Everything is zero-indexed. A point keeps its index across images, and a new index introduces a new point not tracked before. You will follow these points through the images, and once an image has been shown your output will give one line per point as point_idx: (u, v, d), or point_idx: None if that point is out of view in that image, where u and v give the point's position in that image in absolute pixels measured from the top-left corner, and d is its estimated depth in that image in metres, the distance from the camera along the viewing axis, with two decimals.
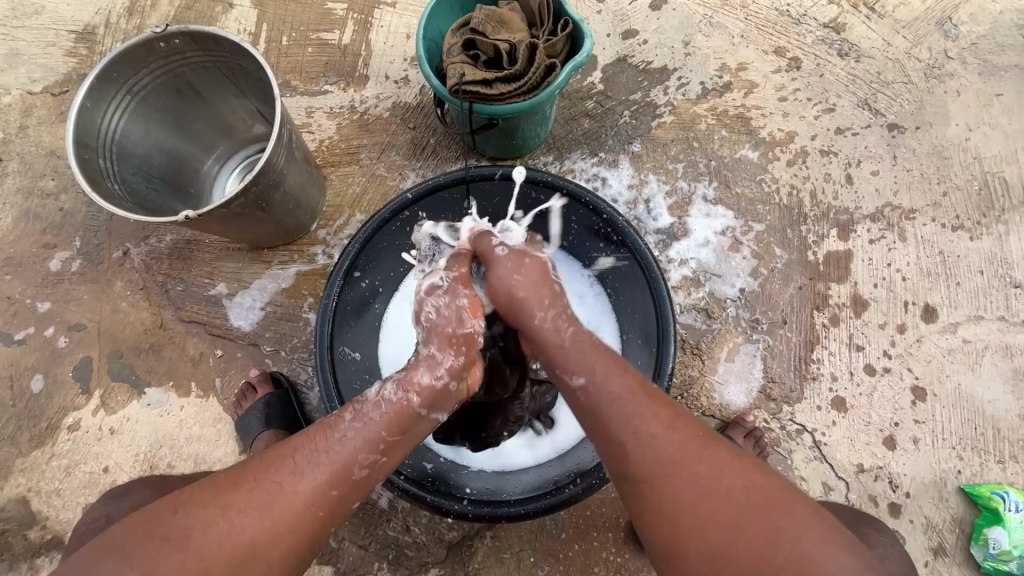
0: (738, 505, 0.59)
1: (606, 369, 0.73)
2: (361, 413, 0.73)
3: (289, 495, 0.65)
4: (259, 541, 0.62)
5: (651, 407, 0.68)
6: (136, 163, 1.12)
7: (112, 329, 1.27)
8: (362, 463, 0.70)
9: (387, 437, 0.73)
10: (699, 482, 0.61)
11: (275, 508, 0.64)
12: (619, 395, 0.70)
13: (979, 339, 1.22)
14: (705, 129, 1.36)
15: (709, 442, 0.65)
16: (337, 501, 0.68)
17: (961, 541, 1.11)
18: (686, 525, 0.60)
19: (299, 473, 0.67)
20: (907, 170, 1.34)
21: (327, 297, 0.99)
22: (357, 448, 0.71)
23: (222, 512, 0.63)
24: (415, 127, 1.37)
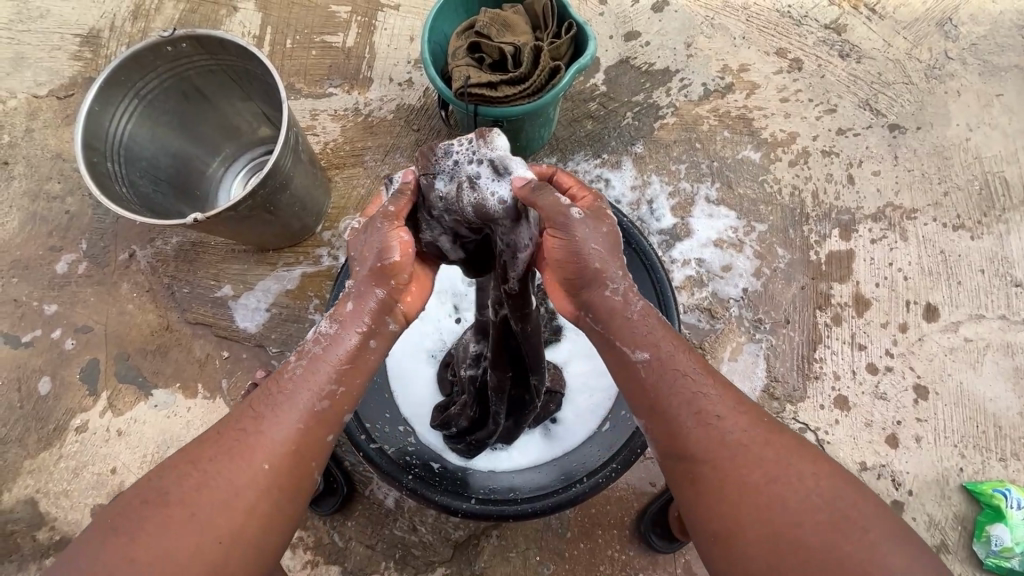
0: (809, 500, 0.55)
1: (667, 342, 0.62)
2: (305, 351, 0.65)
3: (257, 443, 0.61)
4: (235, 494, 0.59)
5: (716, 390, 0.60)
6: (143, 166, 1.13)
7: (119, 331, 1.28)
8: (323, 395, 0.63)
9: (343, 376, 0.65)
10: (770, 476, 0.56)
11: (241, 465, 0.60)
12: (682, 373, 0.61)
13: (980, 338, 1.23)
14: (708, 130, 1.37)
15: (775, 432, 0.59)
16: (309, 438, 0.63)
17: (964, 538, 1.11)
18: (748, 518, 0.55)
19: (262, 421, 0.62)
20: (909, 169, 1.35)
21: (334, 297, 1.00)
22: (314, 384, 0.63)
23: (197, 468, 0.60)
24: (419, 129, 1.37)
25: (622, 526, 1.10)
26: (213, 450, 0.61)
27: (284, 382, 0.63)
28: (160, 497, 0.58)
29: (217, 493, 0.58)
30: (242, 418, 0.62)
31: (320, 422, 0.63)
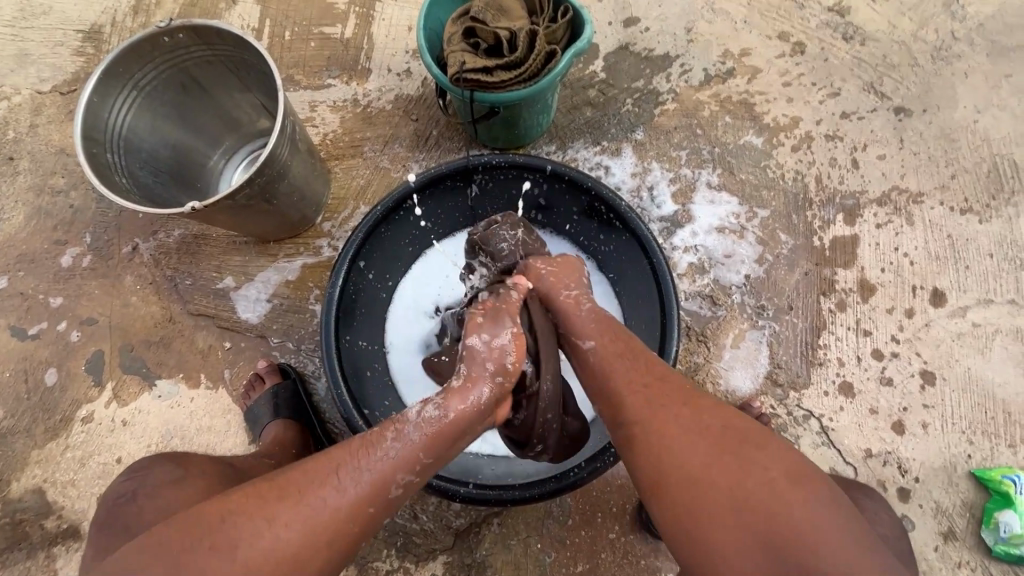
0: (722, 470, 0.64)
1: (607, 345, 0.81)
2: (403, 434, 0.73)
3: (343, 501, 0.67)
4: (313, 534, 0.65)
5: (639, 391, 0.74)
6: (143, 158, 1.14)
7: (123, 322, 1.29)
8: (412, 471, 0.73)
9: (429, 453, 0.74)
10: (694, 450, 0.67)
11: (308, 531, 0.64)
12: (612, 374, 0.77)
13: (989, 323, 1.21)
14: (709, 116, 1.36)
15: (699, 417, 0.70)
16: (385, 503, 0.70)
17: (972, 525, 1.10)
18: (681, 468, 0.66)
19: (352, 482, 0.69)
20: (915, 153, 1.32)
21: (332, 285, 0.99)
22: (408, 453, 0.73)
23: (282, 506, 0.65)
24: (417, 118, 1.37)
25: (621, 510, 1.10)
26: (282, 500, 0.66)
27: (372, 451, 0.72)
28: (251, 513, 0.65)
29: (303, 528, 0.64)
30: (318, 483, 0.68)
31: (388, 496, 0.71)
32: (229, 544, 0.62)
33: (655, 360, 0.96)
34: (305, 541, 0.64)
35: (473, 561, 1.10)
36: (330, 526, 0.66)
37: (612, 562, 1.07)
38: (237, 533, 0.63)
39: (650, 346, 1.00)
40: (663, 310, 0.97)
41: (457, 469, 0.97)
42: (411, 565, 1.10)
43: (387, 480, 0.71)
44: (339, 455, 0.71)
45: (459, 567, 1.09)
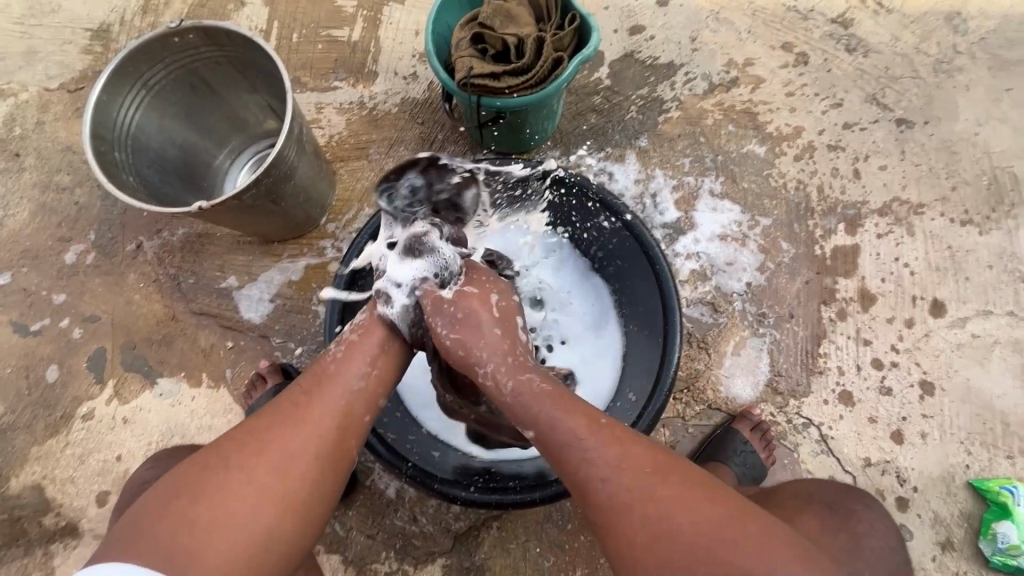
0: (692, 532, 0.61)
1: (552, 415, 0.73)
2: (350, 345, 0.83)
3: (313, 414, 0.73)
4: (296, 452, 0.69)
5: (600, 437, 0.69)
6: (151, 156, 1.15)
7: (125, 320, 1.30)
8: (362, 376, 0.79)
9: (376, 360, 0.82)
10: (651, 514, 0.63)
11: (298, 436, 0.70)
12: (568, 438, 0.70)
13: (988, 334, 1.21)
14: (712, 125, 1.37)
15: (656, 470, 0.66)
16: (347, 414, 0.76)
17: (969, 535, 1.10)
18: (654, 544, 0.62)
19: (317, 399, 0.75)
20: (916, 164, 1.33)
21: (335, 286, 0.99)
22: (359, 359, 0.81)
23: (257, 439, 0.69)
24: (423, 122, 1.38)
25: None
26: (269, 425, 0.71)
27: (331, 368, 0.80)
28: (237, 452, 0.68)
29: (283, 446, 0.69)
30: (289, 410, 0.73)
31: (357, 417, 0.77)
32: (215, 483, 0.65)
33: (657, 366, 0.97)
34: (278, 472, 0.67)
35: (471, 565, 1.10)
36: (311, 439, 0.71)
37: (611, 567, 1.08)
38: (228, 473, 0.66)
39: (652, 353, 1.01)
40: (666, 316, 0.98)
41: (458, 471, 0.97)
42: (409, 567, 1.10)
43: (352, 387, 0.78)
44: (309, 379, 0.78)
45: (457, 570, 1.09)
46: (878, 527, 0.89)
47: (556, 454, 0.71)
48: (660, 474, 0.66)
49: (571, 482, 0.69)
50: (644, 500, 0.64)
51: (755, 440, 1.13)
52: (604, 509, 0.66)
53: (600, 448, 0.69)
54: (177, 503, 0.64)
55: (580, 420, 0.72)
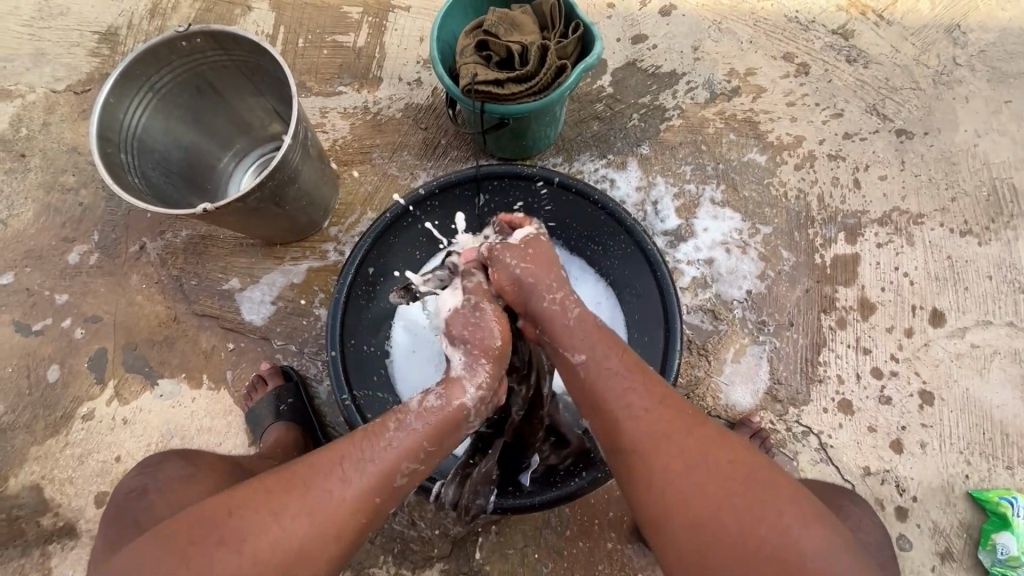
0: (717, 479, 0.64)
1: (604, 350, 0.78)
2: (405, 423, 0.74)
3: (336, 502, 0.66)
4: (308, 546, 0.63)
5: (642, 383, 0.74)
6: (156, 159, 1.15)
7: (127, 321, 1.30)
8: (404, 466, 0.71)
9: (427, 445, 0.74)
10: (686, 449, 0.67)
11: (315, 527, 0.64)
12: (614, 372, 0.76)
13: (987, 345, 1.22)
14: (713, 133, 1.38)
15: (694, 420, 0.70)
16: (377, 508, 0.69)
17: (969, 546, 1.09)
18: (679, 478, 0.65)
19: (346, 481, 0.67)
20: (916, 175, 1.34)
21: (338, 289, 1.00)
22: (410, 444, 0.72)
23: (274, 516, 0.63)
24: (427, 127, 1.39)
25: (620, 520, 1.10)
26: (287, 498, 0.65)
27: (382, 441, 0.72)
28: (249, 527, 0.62)
29: (297, 535, 0.63)
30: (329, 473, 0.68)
31: (393, 485, 0.71)
32: (218, 558, 0.60)
33: (657, 374, 0.97)
34: (285, 563, 0.61)
35: (470, 570, 1.09)
36: (324, 535, 0.64)
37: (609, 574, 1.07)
38: (233, 553, 0.60)
39: (653, 361, 1.01)
40: (668, 324, 0.98)
41: (457, 475, 0.98)
42: (407, 571, 1.10)
43: (380, 475, 0.69)
44: (350, 451, 0.70)
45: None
46: (874, 531, 0.91)
47: (595, 394, 0.75)
48: (695, 425, 0.70)
49: (603, 411, 0.73)
50: (679, 444, 0.67)
51: (755, 449, 1.13)
52: (636, 439, 0.69)
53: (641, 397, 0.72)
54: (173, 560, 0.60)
55: (631, 364, 0.77)
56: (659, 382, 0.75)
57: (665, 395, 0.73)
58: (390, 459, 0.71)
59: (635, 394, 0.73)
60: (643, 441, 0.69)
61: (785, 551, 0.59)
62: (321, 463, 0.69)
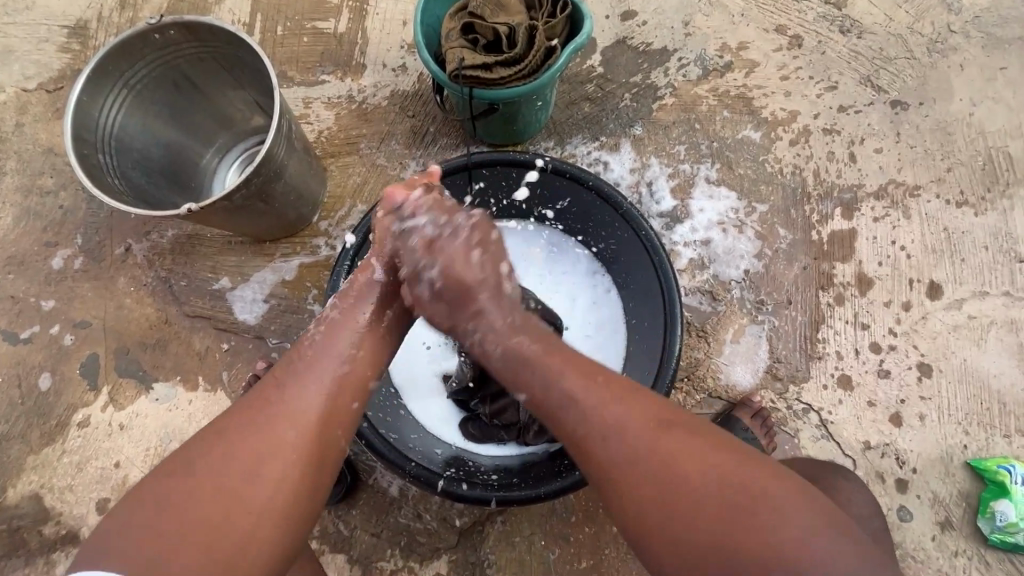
0: (700, 495, 0.62)
1: (561, 366, 0.72)
2: (329, 322, 0.78)
3: (285, 407, 0.69)
4: (267, 449, 0.66)
5: (603, 398, 0.69)
6: (135, 157, 1.12)
7: (117, 325, 1.28)
8: (345, 361, 0.74)
9: (360, 342, 0.77)
10: (657, 469, 0.64)
11: (272, 430, 0.67)
12: (571, 394, 0.70)
13: (985, 315, 1.22)
14: (707, 111, 1.35)
15: (662, 428, 0.67)
16: (331, 399, 0.71)
17: (968, 514, 1.10)
18: (665, 503, 0.63)
19: (288, 388, 0.70)
20: (911, 146, 1.33)
21: (332, 287, 0.99)
22: (340, 345, 0.75)
23: (226, 436, 0.66)
24: (414, 115, 1.36)
25: None
26: (238, 416, 0.68)
27: (310, 353, 0.74)
28: (208, 449, 0.65)
29: (253, 445, 0.66)
30: (266, 391, 0.71)
31: (345, 386, 0.73)
32: (184, 485, 0.63)
33: (659, 354, 0.97)
34: (252, 469, 0.64)
35: (477, 559, 1.10)
36: (283, 436, 0.67)
37: (616, 557, 1.08)
38: (195, 480, 0.63)
39: (652, 345, 1.01)
40: (669, 307, 0.97)
41: (463, 468, 0.97)
42: (415, 564, 1.10)
43: (329, 378, 0.72)
44: (287, 366, 0.73)
45: (463, 565, 1.09)
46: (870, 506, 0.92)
47: (553, 414, 0.70)
48: (664, 434, 0.66)
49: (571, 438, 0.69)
50: (655, 460, 0.65)
51: (757, 428, 1.13)
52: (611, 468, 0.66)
53: (606, 410, 0.68)
54: (148, 503, 0.62)
55: (579, 373, 0.71)
56: (619, 385, 0.71)
57: (630, 406, 0.68)
58: (345, 367, 0.74)
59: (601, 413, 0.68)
60: (618, 461, 0.66)
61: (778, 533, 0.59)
62: (269, 398, 0.69)
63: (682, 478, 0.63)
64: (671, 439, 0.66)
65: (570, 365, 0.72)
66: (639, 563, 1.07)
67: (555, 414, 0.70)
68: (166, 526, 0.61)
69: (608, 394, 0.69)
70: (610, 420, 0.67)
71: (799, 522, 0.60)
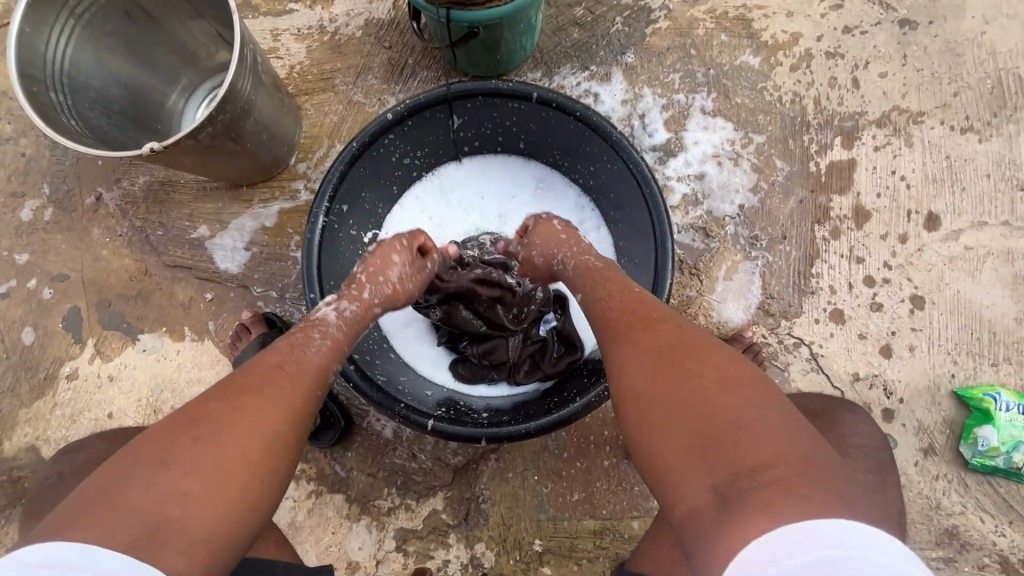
0: (674, 366, 0.66)
1: (600, 282, 0.84)
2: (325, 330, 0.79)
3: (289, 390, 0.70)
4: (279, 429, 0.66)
5: (625, 298, 0.79)
6: (92, 98, 1.04)
7: (96, 277, 1.24)
8: (335, 361, 0.78)
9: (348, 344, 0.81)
10: (648, 344, 0.71)
11: (282, 411, 0.67)
12: (602, 293, 0.82)
13: (981, 246, 1.20)
14: (703, 35, 1.27)
15: (667, 324, 0.73)
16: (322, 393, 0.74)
17: (952, 441, 1.12)
18: (642, 373, 0.68)
19: (292, 375, 0.71)
20: (918, 70, 1.26)
21: (309, 230, 0.92)
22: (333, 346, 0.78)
23: (235, 409, 0.65)
24: (390, 46, 1.27)
25: (617, 440, 1.12)
26: (243, 395, 0.66)
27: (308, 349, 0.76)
28: (215, 424, 0.63)
29: (268, 422, 0.65)
30: (271, 372, 0.70)
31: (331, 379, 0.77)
32: (197, 455, 0.60)
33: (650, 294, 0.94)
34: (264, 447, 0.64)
35: (472, 495, 1.12)
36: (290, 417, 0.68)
37: (608, 490, 1.10)
38: (210, 451, 0.61)
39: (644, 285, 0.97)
40: (660, 243, 0.93)
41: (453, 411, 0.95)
42: (412, 501, 1.13)
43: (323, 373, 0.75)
44: (288, 353, 0.74)
45: (459, 501, 1.12)
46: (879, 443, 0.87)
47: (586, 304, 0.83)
48: (665, 327, 0.72)
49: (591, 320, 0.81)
50: (648, 338, 0.71)
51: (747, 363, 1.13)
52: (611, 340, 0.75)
53: (621, 305, 0.78)
54: (154, 473, 0.58)
55: (615, 284, 0.82)
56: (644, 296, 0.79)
57: (648, 309, 0.76)
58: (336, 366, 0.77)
59: (615, 305, 0.79)
60: (616, 332, 0.75)
61: (728, 413, 0.60)
62: (276, 382, 0.69)
63: (665, 356, 0.68)
64: (667, 332, 0.71)
65: (609, 276, 0.84)
66: (630, 495, 1.10)
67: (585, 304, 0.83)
68: (178, 498, 0.57)
69: (631, 298, 0.79)
70: (621, 310, 0.77)
71: (756, 416, 0.59)
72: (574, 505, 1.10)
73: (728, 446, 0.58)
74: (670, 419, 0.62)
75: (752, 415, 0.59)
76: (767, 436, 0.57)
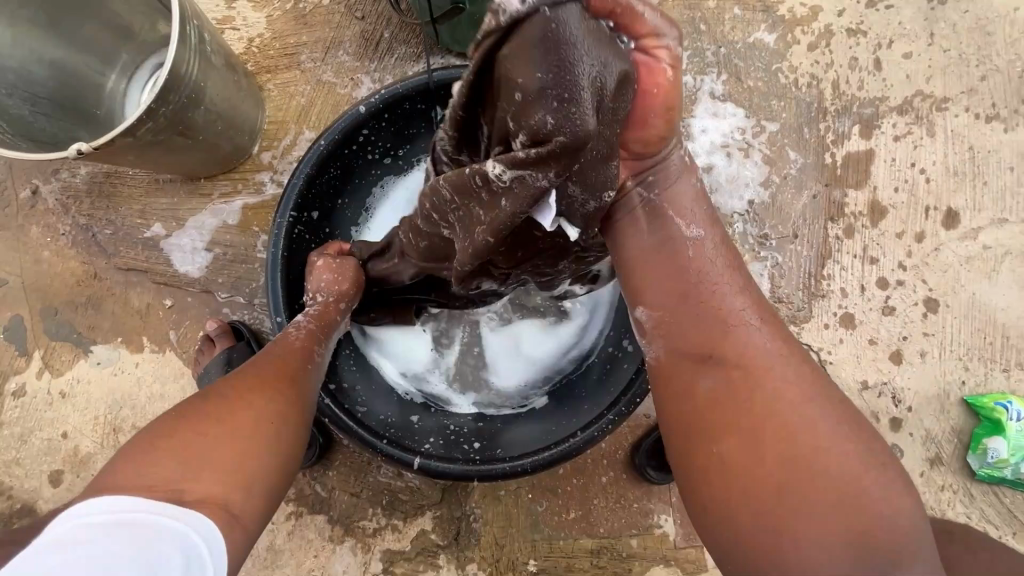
0: (793, 411, 0.53)
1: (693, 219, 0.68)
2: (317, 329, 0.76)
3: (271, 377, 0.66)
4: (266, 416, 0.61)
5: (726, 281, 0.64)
6: (9, 80, 0.91)
7: (39, 282, 1.11)
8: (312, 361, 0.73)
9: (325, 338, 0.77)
10: (770, 366, 0.57)
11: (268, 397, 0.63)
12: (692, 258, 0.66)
13: (1001, 245, 1.13)
14: (714, 8, 1.14)
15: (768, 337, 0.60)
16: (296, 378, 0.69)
17: (959, 450, 1.08)
18: (751, 413, 0.54)
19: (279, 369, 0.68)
20: (944, 50, 1.15)
21: (273, 245, 0.80)
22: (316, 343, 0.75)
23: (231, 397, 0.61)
24: (363, 16, 1.12)
25: (616, 455, 1.05)
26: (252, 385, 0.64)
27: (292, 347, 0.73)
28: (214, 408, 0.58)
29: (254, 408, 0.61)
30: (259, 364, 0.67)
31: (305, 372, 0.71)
32: (195, 432, 0.55)
33: None
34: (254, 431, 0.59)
35: (463, 514, 1.06)
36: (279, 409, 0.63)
37: (606, 507, 1.05)
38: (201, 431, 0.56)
39: None
40: None
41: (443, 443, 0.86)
42: (399, 521, 1.06)
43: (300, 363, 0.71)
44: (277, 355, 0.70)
45: (449, 521, 1.06)
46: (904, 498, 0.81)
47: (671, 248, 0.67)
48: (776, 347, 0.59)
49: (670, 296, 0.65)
50: (754, 360, 0.58)
51: None
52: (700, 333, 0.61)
53: (712, 284, 0.64)
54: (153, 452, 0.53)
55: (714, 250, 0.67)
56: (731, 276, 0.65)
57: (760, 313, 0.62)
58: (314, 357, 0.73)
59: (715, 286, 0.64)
60: (702, 333, 0.61)
61: (853, 496, 0.48)
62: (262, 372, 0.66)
63: (782, 390, 0.55)
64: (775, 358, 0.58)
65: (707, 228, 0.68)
66: (628, 512, 1.05)
67: (670, 250, 0.67)
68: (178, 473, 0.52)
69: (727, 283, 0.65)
70: (722, 298, 0.63)
71: (883, 502, 0.48)
72: (570, 523, 1.05)
73: (852, 538, 0.46)
74: (762, 479, 0.51)
75: (877, 495, 0.49)
76: (890, 527, 0.47)
